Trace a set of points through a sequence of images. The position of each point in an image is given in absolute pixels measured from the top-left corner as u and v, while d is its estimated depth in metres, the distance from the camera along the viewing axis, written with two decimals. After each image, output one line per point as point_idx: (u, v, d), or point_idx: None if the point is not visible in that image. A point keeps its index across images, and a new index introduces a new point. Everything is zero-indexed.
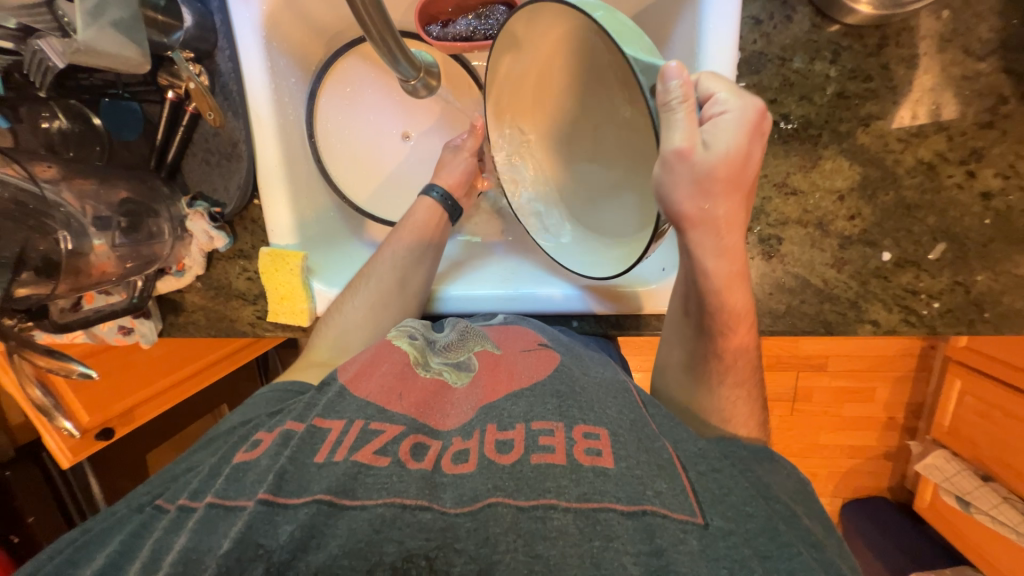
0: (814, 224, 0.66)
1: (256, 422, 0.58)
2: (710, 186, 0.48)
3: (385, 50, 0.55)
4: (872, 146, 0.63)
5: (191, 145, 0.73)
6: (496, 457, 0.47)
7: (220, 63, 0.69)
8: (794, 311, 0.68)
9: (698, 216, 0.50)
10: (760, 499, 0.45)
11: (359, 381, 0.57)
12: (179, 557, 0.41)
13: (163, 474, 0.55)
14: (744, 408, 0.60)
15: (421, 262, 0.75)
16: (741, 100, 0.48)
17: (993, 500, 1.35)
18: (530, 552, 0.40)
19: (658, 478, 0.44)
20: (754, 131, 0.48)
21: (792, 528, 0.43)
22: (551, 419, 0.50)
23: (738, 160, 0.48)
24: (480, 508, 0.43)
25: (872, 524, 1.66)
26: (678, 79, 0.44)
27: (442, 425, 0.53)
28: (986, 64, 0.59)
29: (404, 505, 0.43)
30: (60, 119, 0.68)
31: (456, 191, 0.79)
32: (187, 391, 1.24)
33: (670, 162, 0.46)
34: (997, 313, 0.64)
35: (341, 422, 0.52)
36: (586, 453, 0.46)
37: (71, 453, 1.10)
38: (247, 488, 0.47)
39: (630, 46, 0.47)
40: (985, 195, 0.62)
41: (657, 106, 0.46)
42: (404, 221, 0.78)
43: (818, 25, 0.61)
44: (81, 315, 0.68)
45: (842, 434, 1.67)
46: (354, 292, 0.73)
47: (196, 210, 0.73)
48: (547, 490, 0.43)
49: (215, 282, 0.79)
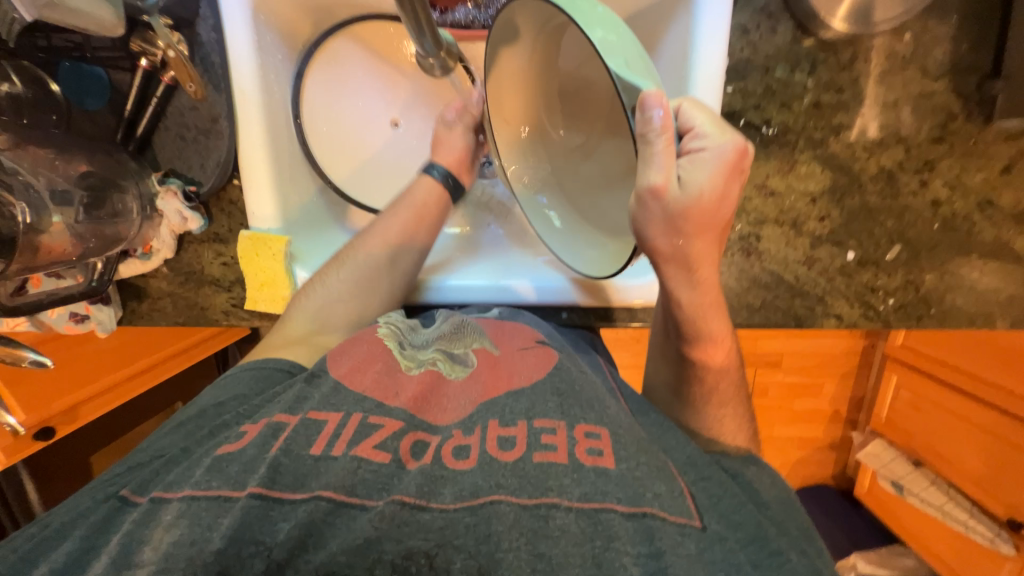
0: (789, 224, 0.71)
1: (236, 413, 0.54)
2: (682, 224, 0.49)
3: (408, 17, 0.51)
4: (842, 153, 0.68)
5: (164, 119, 0.69)
6: (498, 454, 0.47)
7: (201, 33, 0.65)
8: (768, 306, 0.73)
9: (670, 250, 0.51)
10: (749, 506, 0.48)
11: (352, 376, 0.55)
12: (166, 553, 0.39)
13: (130, 462, 0.51)
14: (732, 424, 0.62)
15: (412, 239, 0.73)
16: (720, 139, 0.48)
17: (924, 483, 1.54)
18: (534, 551, 0.39)
19: (657, 480, 0.45)
20: (730, 171, 0.48)
21: (780, 533, 0.46)
22: (553, 416, 0.51)
23: (712, 201, 0.49)
24: (481, 504, 0.42)
25: (819, 510, 1.78)
26: (659, 109, 0.43)
27: (440, 420, 0.52)
28: (940, 84, 0.65)
29: (404, 502, 0.42)
30: (13, 82, 0.62)
31: (457, 170, 0.77)
32: (130, 391, 1.14)
33: (643, 198, 0.47)
34: (941, 309, 0.71)
35: (338, 415, 0.50)
36: (587, 453, 0.47)
37: (5, 454, 1.00)
38: (232, 478, 0.45)
39: (615, 59, 0.45)
40: (935, 202, 0.68)
41: (637, 132, 0.45)
42: (401, 197, 0.75)
43: (798, 37, 0.66)
44: (32, 298, 0.62)
45: (794, 427, 1.79)
46: (339, 267, 0.71)
47: (167, 188, 0.68)
48: (549, 489, 0.43)
49: (184, 267, 0.74)
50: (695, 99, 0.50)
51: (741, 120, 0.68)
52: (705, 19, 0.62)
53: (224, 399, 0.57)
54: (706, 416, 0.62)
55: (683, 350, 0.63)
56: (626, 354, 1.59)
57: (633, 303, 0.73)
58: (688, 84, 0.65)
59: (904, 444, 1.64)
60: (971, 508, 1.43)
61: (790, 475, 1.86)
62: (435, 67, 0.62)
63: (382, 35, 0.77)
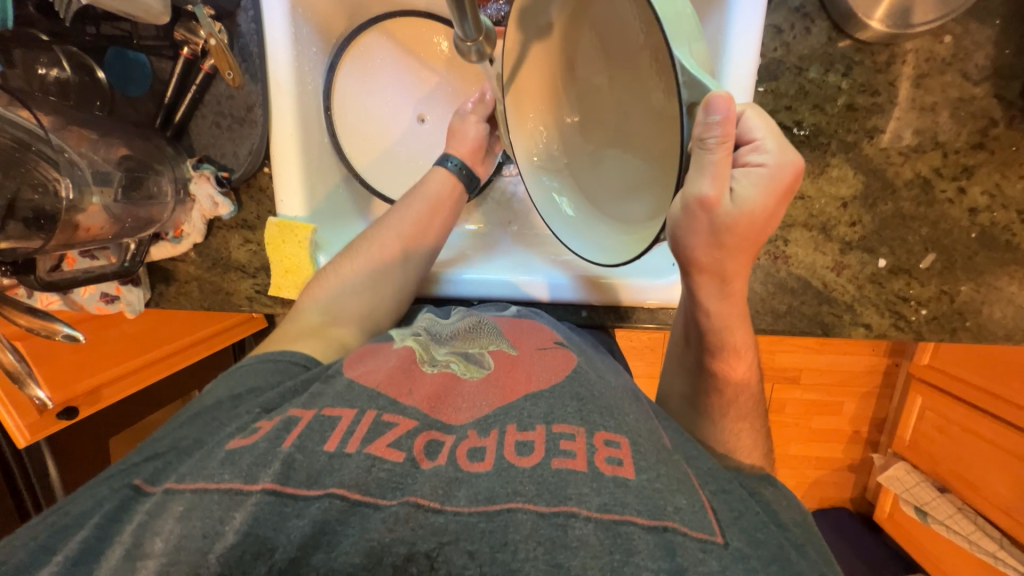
0: (817, 228, 0.69)
1: (249, 406, 0.52)
2: (726, 238, 0.48)
3: (453, 2, 0.53)
4: (876, 158, 0.67)
5: (201, 106, 0.71)
6: (516, 460, 0.43)
7: (241, 24, 0.67)
8: (794, 311, 0.71)
9: (706, 262, 0.51)
10: (771, 525, 0.44)
11: (367, 375, 0.53)
12: (177, 545, 0.38)
13: (147, 450, 0.50)
14: (749, 439, 0.59)
15: (426, 232, 0.74)
16: (780, 156, 0.47)
17: (949, 510, 1.47)
18: (551, 561, 0.36)
19: (677, 493, 0.42)
20: (783, 192, 0.47)
21: (800, 556, 0.43)
22: (572, 422, 0.47)
23: (761, 219, 0.48)
24: (497, 511, 0.39)
25: (837, 533, 1.72)
26: (723, 113, 0.41)
27: (454, 420, 0.49)
28: (981, 89, 0.64)
29: (420, 505, 0.40)
30: (62, 67, 0.66)
31: (472, 159, 0.77)
32: (115, 394, 1.12)
33: (690, 207, 0.46)
34: (977, 322, 0.69)
35: (353, 411, 0.48)
36: (607, 461, 0.43)
37: (27, 431, 1.01)
38: (246, 473, 0.42)
39: (680, 49, 0.44)
40: (972, 210, 0.66)
41: (694, 136, 0.44)
42: (416, 189, 0.76)
43: (833, 38, 0.65)
44: (69, 275, 0.64)
45: (812, 445, 1.73)
46: (356, 256, 0.71)
47: (201, 173, 0.70)
48: (568, 497, 0.40)
49: (212, 253, 0.76)
50: (757, 108, 0.49)
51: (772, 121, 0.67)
52: (740, 16, 0.62)
53: (239, 388, 0.56)
54: (723, 428, 0.60)
55: (702, 360, 0.61)
56: (639, 363, 1.57)
57: (648, 303, 0.72)
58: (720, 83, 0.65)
59: (928, 468, 1.57)
60: (1001, 539, 1.37)
61: (806, 495, 1.80)
62: (471, 51, 0.61)
63: (413, 31, 0.78)
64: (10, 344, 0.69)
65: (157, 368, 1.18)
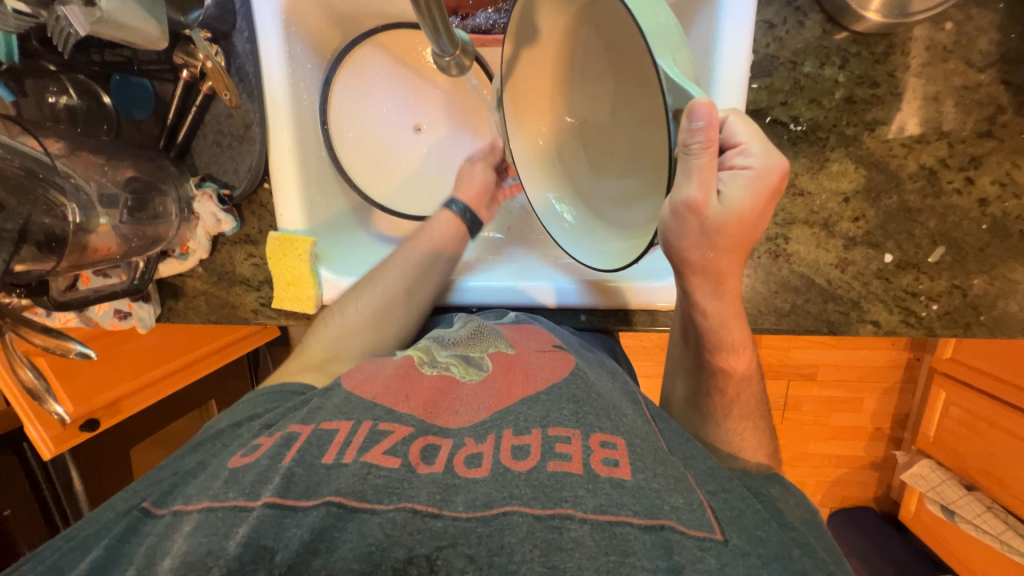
0: (819, 225, 0.68)
1: (251, 427, 0.54)
2: (719, 239, 0.48)
3: (427, 22, 0.55)
4: (878, 150, 0.65)
5: (202, 127, 0.73)
6: (511, 464, 0.43)
7: (237, 45, 0.69)
8: (798, 310, 0.70)
9: (699, 263, 0.50)
10: (772, 523, 0.43)
11: (365, 386, 0.54)
12: (183, 561, 0.38)
13: (152, 478, 0.51)
14: (754, 438, 0.59)
15: (431, 271, 0.74)
16: (766, 159, 0.47)
17: (977, 509, 1.40)
18: (547, 563, 0.36)
19: (675, 492, 0.41)
20: (770, 193, 0.47)
21: (807, 558, 0.41)
22: (568, 425, 0.47)
23: (751, 218, 0.48)
24: (494, 515, 0.39)
25: (860, 533, 1.66)
26: (705, 120, 0.41)
27: (451, 424, 0.49)
28: (986, 76, 0.61)
29: (416, 510, 0.40)
30: (70, 95, 0.69)
31: (477, 204, 0.79)
32: (134, 404, 1.17)
33: (679, 211, 0.46)
34: (992, 316, 0.66)
35: (349, 423, 0.48)
36: (603, 462, 0.42)
37: (52, 444, 1.05)
38: (246, 489, 0.43)
39: (665, 60, 0.44)
40: (983, 201, 0.64)
41: (678, 143, 0.44)
42: (423, 228, 0.76)
43: (828, 31, 0.63)
44: (81, 294, 0.66)
45: (832, 443, 1.68)
46: (360, 295, 0.72)
47: (204, 191, 0.72)
48: (563, 500, 0.39)
49: (217, 268, 0.78)
50: (741, 111, 0.49)
51: (767, 117, 0.66)
52: (730, 13, 0.61)
53: (241, 416, 0.57)
54: (726, 431, 0.59)
55: (702, 360, 0.60)
56: (650, 364, 1.55)
57: (656, 305, 0.71)
58: (712, 81, 0.64)
59: (954, 464, 1.52)
60: None
61: (826, 494, 1.75)
62: (451, 66, 0.64)
63: (406, 42, 0.79)
64: (29, 361, 0.71)
65: (167, 382, 1.22)
